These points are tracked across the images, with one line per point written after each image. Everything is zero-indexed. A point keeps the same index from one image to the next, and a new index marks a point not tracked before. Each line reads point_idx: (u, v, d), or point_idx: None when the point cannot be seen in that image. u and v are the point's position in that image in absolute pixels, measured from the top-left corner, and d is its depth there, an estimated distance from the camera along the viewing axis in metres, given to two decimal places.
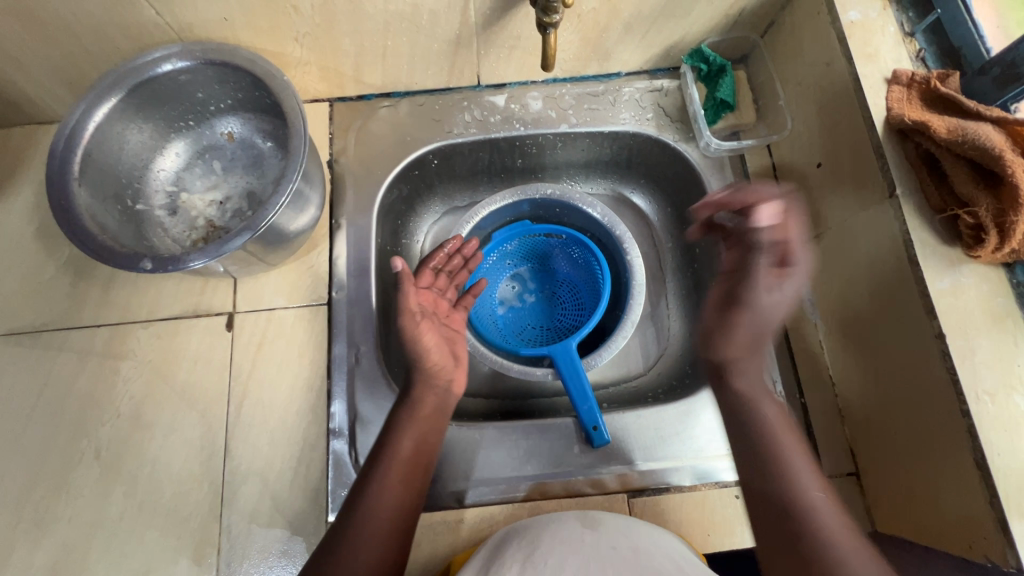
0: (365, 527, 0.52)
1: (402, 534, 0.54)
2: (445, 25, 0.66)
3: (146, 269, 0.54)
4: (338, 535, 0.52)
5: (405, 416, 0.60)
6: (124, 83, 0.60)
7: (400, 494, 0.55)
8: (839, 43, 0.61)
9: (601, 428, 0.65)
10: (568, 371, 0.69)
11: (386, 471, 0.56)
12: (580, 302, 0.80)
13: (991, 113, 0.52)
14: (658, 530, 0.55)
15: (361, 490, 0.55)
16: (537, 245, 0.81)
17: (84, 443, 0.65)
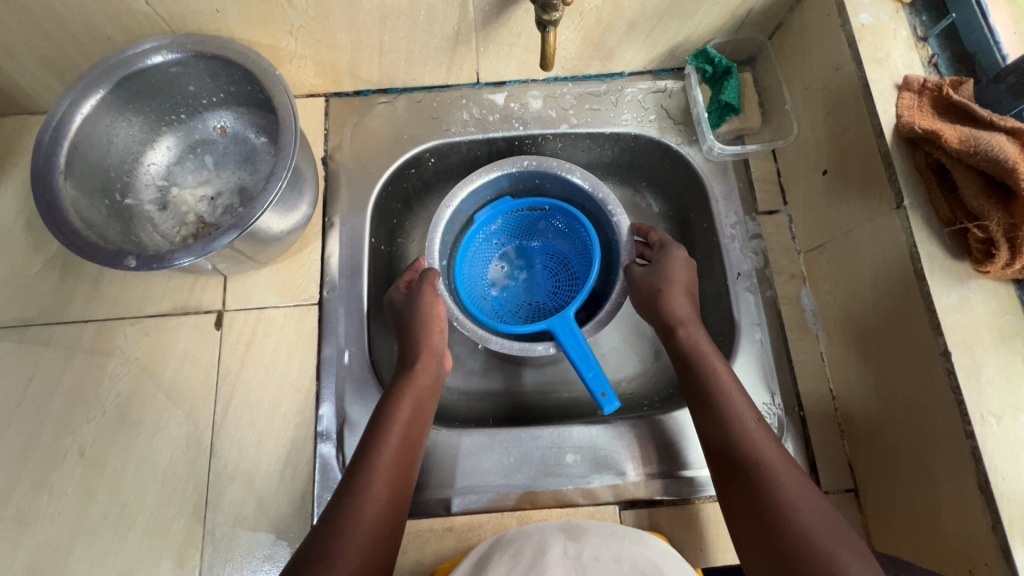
0: (367, 493, 0.51)
1: (400, 501, 0.54)
2: (443, 21, 0.65)
3: (130, 267, 0.53)
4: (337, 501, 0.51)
5: (399, 387, 0.59)
6: (113, 75, 0.59)
7: (399, 460, 0.55)
8: (849, 47, 0.59)
9: (609, 394, 0.65)
10: (568, 342, 0.66)
11: (384, 439, 0.55)
12: (571, 273, 0.78)
13: (1005, 123, 0.50)
14: (647, 536, 0.53)
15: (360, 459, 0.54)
16: (522, 220, 0.79)
17: (69, 441, 0.64)
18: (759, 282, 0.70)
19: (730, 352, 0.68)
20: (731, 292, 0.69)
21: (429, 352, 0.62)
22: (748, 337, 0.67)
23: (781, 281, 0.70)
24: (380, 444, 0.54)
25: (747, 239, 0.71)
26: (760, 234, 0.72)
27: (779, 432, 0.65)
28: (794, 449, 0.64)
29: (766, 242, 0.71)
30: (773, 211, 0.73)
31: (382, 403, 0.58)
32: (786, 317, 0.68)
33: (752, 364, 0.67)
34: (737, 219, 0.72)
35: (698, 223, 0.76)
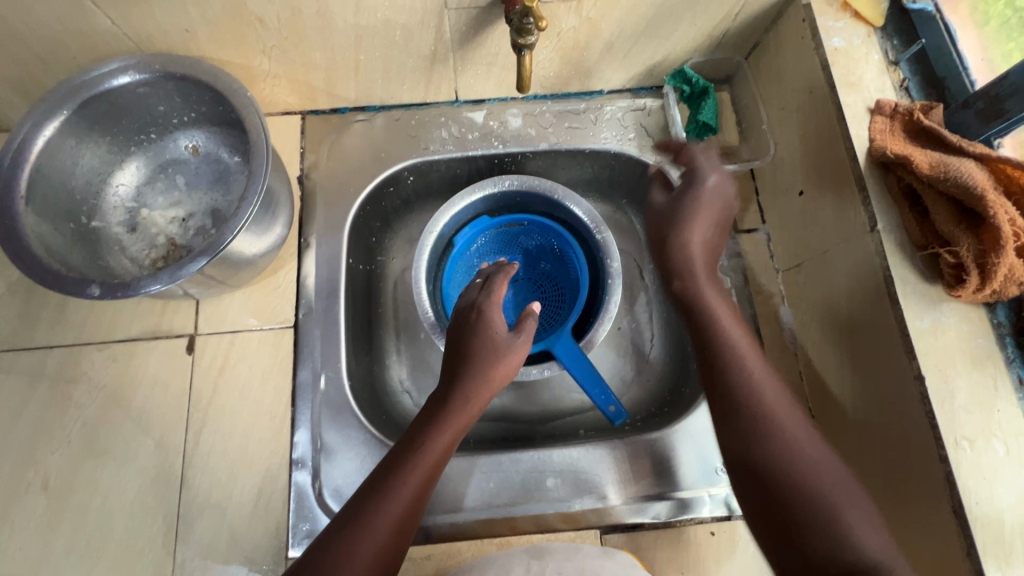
0: (374, 524, 0.50)
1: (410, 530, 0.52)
2: (419, 41, 0.64)
3: (93, 296, 0.51)
4: (344, 523, 0.51)
5: (448, 411, 0.57)
6: (77, 96, 0.57)
7: (419, 496, 0.53)
8: (823, 70, 0.60)
9: (618, 407, 0.68)
10: (570, 362, 0.69)
11: (409, 471, 0.53)
12: (555, 288, 0.78)
13: (974, 149, 0.51)
14: (595, 549, 0.57)
15: (378, 486, 0.52)
16: (503, 238, 0.79)
17: (32, 473, 0.62)
18: (738, 301, 0.70)
19: None
20: None
21: (486, 389, 0.60)
22: None
23: (760, 300, 0.70)
24: (405, 475, 0.53)
25: (726, 258, 0.71)
26: (739, 252, 0.72)
27: None
28: None
29: (744, 260, 0.71)
30: (751, 229, 0.73)
31: (421, 429, 0.56)
32: (766, 336, 0.69)
33: None
34: None
35: None
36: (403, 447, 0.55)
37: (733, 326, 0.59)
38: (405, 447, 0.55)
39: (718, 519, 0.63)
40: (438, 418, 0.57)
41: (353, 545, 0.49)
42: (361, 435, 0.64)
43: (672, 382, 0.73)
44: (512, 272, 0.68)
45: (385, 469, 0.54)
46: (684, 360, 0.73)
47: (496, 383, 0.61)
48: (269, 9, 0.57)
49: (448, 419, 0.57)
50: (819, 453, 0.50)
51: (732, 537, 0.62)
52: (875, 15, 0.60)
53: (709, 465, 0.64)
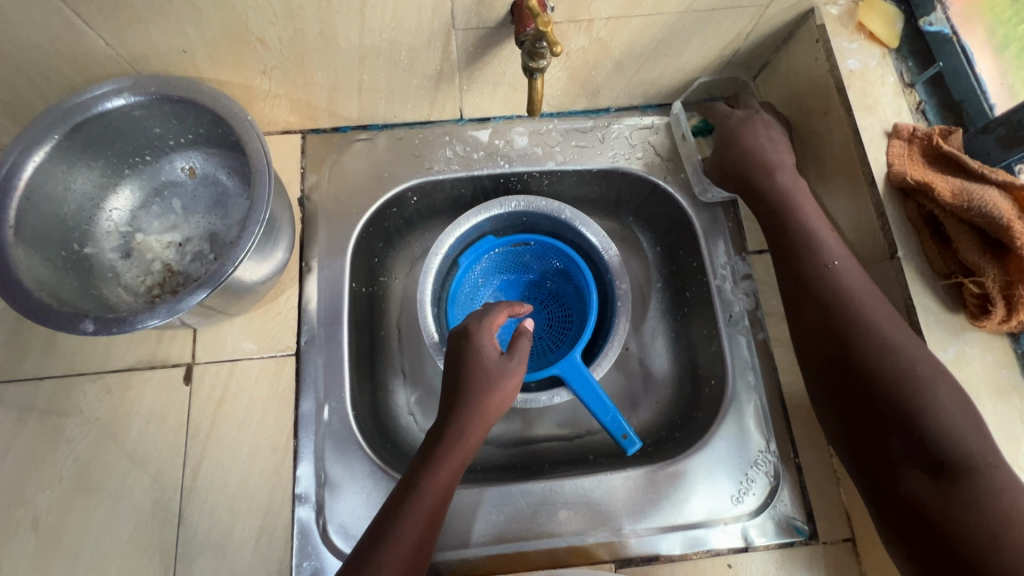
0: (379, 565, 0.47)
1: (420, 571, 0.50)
2: (425, 60, 0.62)
3: (88, 332, 0.49)
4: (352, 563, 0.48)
5: (443, 447, 0.53)
6: (67, 120, 0.55)
7: (424, 538, 0.50)
8: (837, 92, 0.59)
9: (631, 435, 0.66)
10: (580, 386, 0.67)
11: (409, 510, 0.50)
12: (562, 309, 0.76)
13: (996, 176, 0.50)
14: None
15: (383, 525, 0.49)
16: (508, 258, 0.77)
17: (21, 512, 0.59)
18: (751, 324, 0.69)
19: (724, 396, 0.66)
20: (723, 335, 0.68)
21: (484, 421, 0.56)
22: (741, 381, 0.66)
23: (773, 322, 0.69)
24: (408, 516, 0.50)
25: (737, 280, 0.70)
26: (750, 274, 0.71)
27: (775, 481, 0.63)
28: (790, 498, 0.63)
29: (756, 282, 0.70)
30: (763, 250, 0.72)
31: (420, 464, 0.53)
32: (779, 360, 0.67)
33: (746, 410, 0.65)
34: (728, 259, 0.71)
35: (687, 261, 0.75)
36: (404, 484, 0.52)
37: (859, 284, 0.53)
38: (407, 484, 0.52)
39: (735, 550, 0.61)
40: (437, 453, 0.53)
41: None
42: (366, 468, 0.62)
43: (682, 406, 0.72)
44: (520, 310, 0.63)
45: (388, 508, 0.51)
46: (695, 383, 0.72)
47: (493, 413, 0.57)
48: (270, 30, 0.55)
49: (447, 452, 0.53)
50: (965, 430, 0.45)
51: (749, 569, 0.60)
52: (889, 37, 0.60)
53: (723, 494, 0.63)
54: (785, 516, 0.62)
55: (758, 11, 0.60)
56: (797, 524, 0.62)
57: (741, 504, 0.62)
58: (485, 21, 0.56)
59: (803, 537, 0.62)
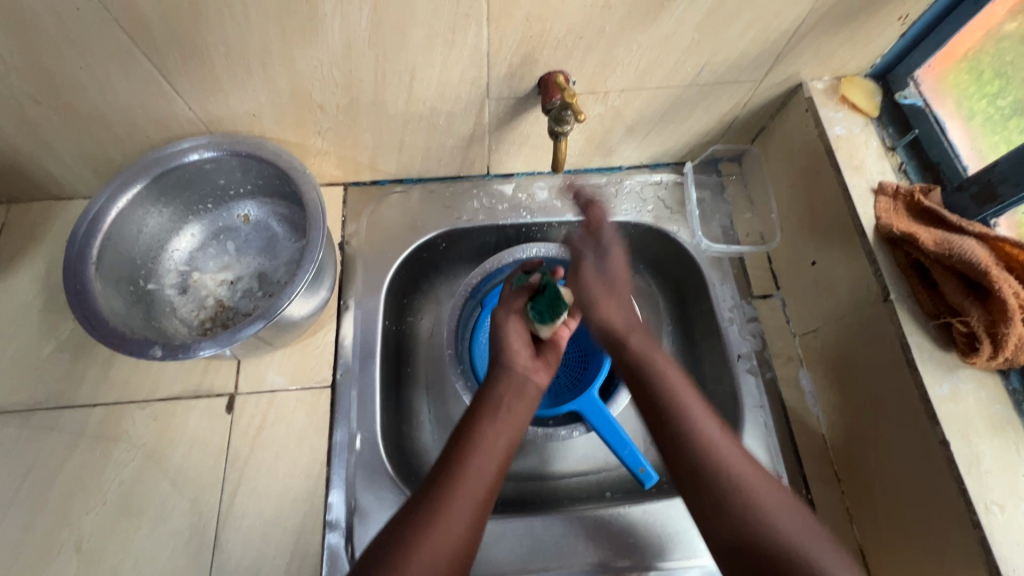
0: (418, 548, 0.49)
1: (465, 556, 0.51)
2: (460, 124, 0.70)
3: (156, 357, 0.54)
4: (388, 541, 0.50)
5: (468, 443, 0.56)
6: (150, 171, 0.64)
7: (468, 524, 0.51)
8: (827, 154, 0.66)
9: (647, 469, 0.68)
10: (598, 422, 0.70)
11: (451, 496, 0.52)
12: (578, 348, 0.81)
13: (973, 229, 0.55)
14: None
15: (421, 513, 0.51)
16: None
17: (65, 533, 0.62)
18: (758, 363, 0.73)
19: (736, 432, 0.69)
20: (733, 373, 0.72)
21: (515, 414, 0.60)
22: (752, 418, 0.69)
23: (780, 363, 0.73)
24: (448, 509, 0.51)
25: (745, 322, 0.75)
26: (756, 317, 0.75)
27: None
28: None
29: (762, 325, 0.75)
30: (767, 295, 0.77)
31: (452, 463, 0.55)
32: (787, 399, 0.71)
33: (757, 445, 0.68)
34: (735, 303, 0.76)
35: (697, 304, 0.80)
36: (439, 475, 0.54)
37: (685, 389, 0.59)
38: (442, 475, 0.54)
39: None
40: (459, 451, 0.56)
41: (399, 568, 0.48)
42: (395, 496, 0.65)
43: None
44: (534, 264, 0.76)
45: (423, 497, 0.53)
46: None
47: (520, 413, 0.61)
48: (330, 98, 0.64)
49: (476, 439, 0.57)
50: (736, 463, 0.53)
51: None
52: (869, 108, 0.68)
53: None
54: None
55: (753, 85, 0.69)
56: None
57: None
58: (516, 91, 0.65)
59: None
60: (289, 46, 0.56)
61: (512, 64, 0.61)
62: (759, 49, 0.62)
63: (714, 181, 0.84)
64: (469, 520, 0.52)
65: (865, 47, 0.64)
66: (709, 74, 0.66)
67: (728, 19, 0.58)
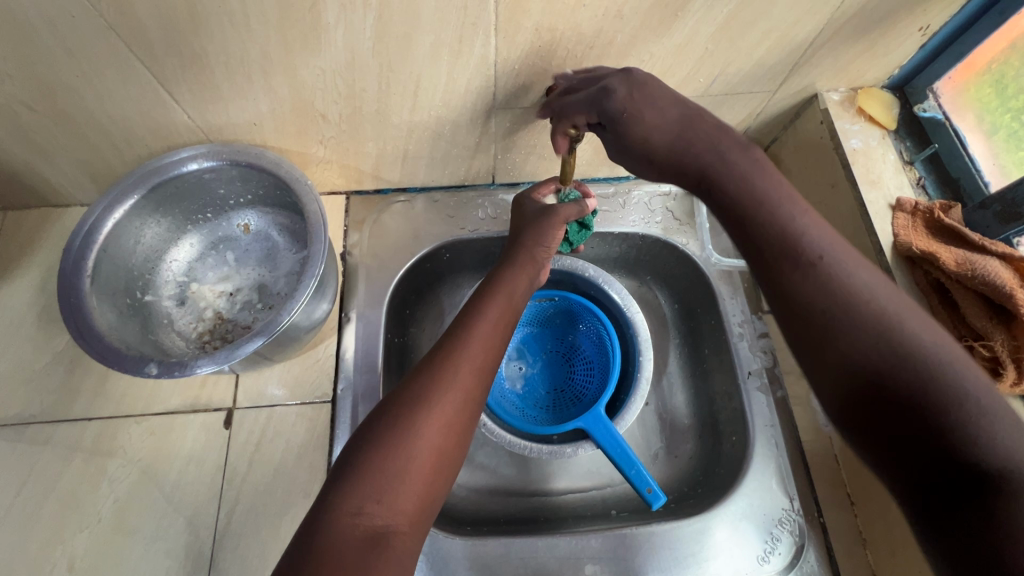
0: (432, 411, 0.48)
1: (472, 422, 0.50)
2: (466, 134, 0.69)
3: (151, 374, 0.53)
4: (400, 405, 0.48)
5: (476, 313, 0.57)
6: (148, 181, 0.62)
7: (476, 393, 0.51)
8: (843, 168, 0.64)
9: (655, 489, 0.66)
10: (604, 440, 0.69)
11: (462, 365, 0.51)
12: (584, 361, 0.79)
13: (996, 248, 0.54)
14: None
15: (437, 376, 0.50)
16: (533, 313, 0.80)
17: (59, 552, 0.60)
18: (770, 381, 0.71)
19: (745, 452, 0.68)
20: (744, 392, 0.70)
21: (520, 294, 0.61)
22: (762, 438, 0.68)
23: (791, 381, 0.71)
24: (455, 374, 0.51)
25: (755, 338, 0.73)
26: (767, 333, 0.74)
27: (800, 541, 0.64)
28: (817, 559, 0.63)
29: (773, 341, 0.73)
30: None
31: (458, 332, 0.55)
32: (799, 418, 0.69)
33: (767, 467, 0.66)
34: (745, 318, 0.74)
35: (706, 318, 0.78)
36: (448, 347, 0.53)
37: (895, 302, 0.43)
38: (451, 346, 0.53)
39: None
40: (464, 324, 0.55)
41: (412, 427, 0.46)
42: None
43: (704, 463, 0.73)
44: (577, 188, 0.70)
45: (433, 366, 0.51)
46: (716, 439, 0.73)
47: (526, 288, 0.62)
48: (332, 107, 0.62)
49: (482, 314, 0.57)
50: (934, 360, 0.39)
51: None
52: (887, 120, 0.66)
53: (750, 554, 0.63)
54: None
55: (767, 95, 0.67)
56: None
57: (768, 564, 0.63)
58: (523, 101, 0.63)
59: None
60: (291, 55, 0.54)
61: (520, 74, 0.59)
62: (774, 60, 0.61)
63: None
64: (476, 390, 0.51)
65: (883, 58, 0.62)
66: (722, 84, 0.64)
67: (745, 29, 0.56)
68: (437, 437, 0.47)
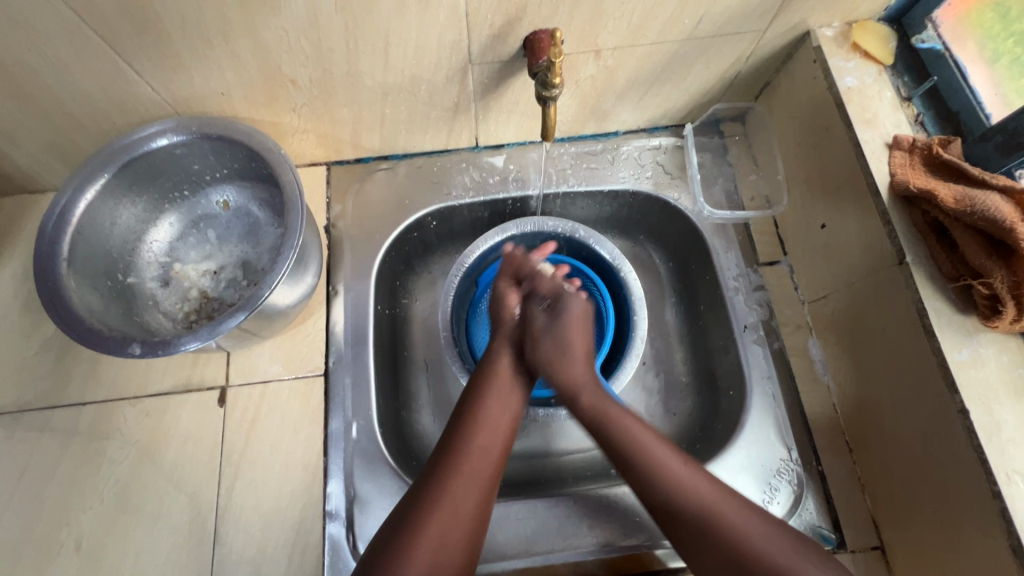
0: (415, 558, 0.48)
1: (467, 559, 0.51)
2: (444, 94, 0.66)
3: (135, 354, 0.52)
4: (380, 569, 0.48)
5: (465, 416, 0.57)
6: (117, 159, 0.60)
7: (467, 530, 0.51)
8: (837, 108, 0.62)
9: None
10: None
11: (454, 481, 0.52)
12: None
13: (997, 181, 0.51)
14: None
15: (432, 489, 0.52)
16: None
17: (66, 533, 0.61)
18: (766, 333, 0.70)
19: (742, 406, 0.67)
20: (739, 345, 0.69)
21: (510, 380, 0.61)
22: (759, 390, 0.67)
23: (788, 332, 0.70)
24: (449, 492, 0.52)
25: (750, 291, 0.72)
26: (763, 285, 0.72)
27: (800, 489, 0.63)
28: (816, 506, 0.63)
29: (769, 293, 0.72)
30: (774, 261, 0.73)
31: (451, 441, 0.56)
32: (796, 369, 0.68)
33: (766, 419, 0.66)
34: (739, 271, 0.73)
35: (700, 274, 0.76)
36: (434, 476, 0.53)
37: (692, 478, 0.52)
38: (444, 463, 0.54)
39: None
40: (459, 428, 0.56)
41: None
42: (394, 484, 0.63)
43: (703, 419, 0.72)
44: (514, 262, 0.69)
45: (429, 481, 0.53)
46: (714, 395, 0.73)
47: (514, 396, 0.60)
48: (301, 71, 0.60)
49: (469, 429, 0.56)
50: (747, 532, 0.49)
51: None
52: (883, 55, 0.62)
53: None
54: (811, 524, 0.62)
55: (757, 35, 0.63)
56: (824, 532, 0.61)
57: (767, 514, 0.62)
58: (499, 55, 0.60)
59: (831, 545, 0.61)
60: (250, 16, 0.52)
61: (494, 26, 0.56)
62: None
63: (715, 144, 0.80)
64: (466, 533, 0.51)
65: None
66: (707, 26, 0.61)
67: None
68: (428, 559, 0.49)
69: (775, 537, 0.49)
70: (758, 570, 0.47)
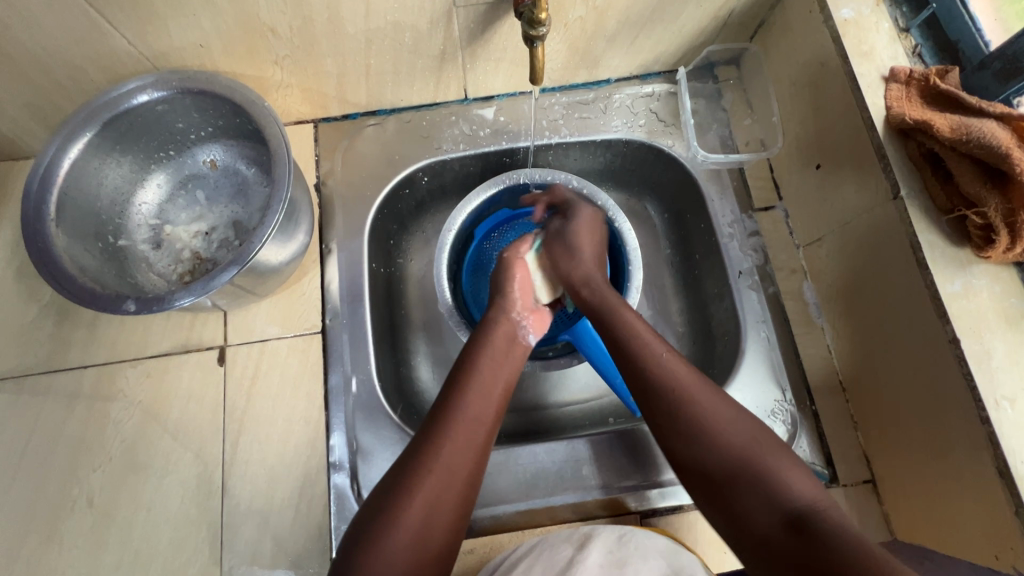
0: (410, 512, 0.47)
1: (470, 495, 0.51)
2: (429, 41, 0.64)
3: (130, 311, 0.52)
4: (388, 495, 0.49)
5: (462, 379, 0.56)
6: (99, 117, 0.59)
7: (471, 465, 0.51)
8: (833, 42, 0.60)
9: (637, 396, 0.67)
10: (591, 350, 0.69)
11: (447, 443, 0.51)
12: None
13: (993, 109, 0.50)
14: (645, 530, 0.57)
15: (428, 449, 0.50)
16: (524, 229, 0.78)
17: (77, 491, 0.63)
18: (761, 278, 0.70)
19: (738, 350, 0.68)
20: (734, 291, 0.69)
21: (507, 359, 0.59)
22: (754, 334, 0.67)
23: (783, 277, 0.70)
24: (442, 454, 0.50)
25: (745, 237, 0.72)
26: (758, 231, 0.72)
27: (793, 428, 0.64)
28: (809, 444, 0.64)
29: (764, 239, 0.72)
30: (769, 207, 0.73)
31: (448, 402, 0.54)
32: (791, 312, 0.69)
33: (760, 362, 0.66)
34: (734, 218, 0.72)
35: (695, 223, 0.76)
36: (431, 434, 0.52)
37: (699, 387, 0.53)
38: (437, 425, 0.52)
39: None
40: (456, 388, 0.55)
41: (395, 524, 0.47)
42: (396, 436, 0.64)
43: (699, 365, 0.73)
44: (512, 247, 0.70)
45: (422, 440, 0.52)
46: (709, 342, 0.73)
47: (513, 362, 0.60)
48: (280, 19, 0.58)
49: (468, 392, 0.55)
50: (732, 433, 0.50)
51: None
52: None
53: None
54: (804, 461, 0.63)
55: None
56: (816, 469, 0.63)
57: None
58: None
59: (823, 480, 0.63)
60: None
61: None
62: None
63: (710, 89, 0.78)
64: (471, 464, 0.51)
65: None
66: None
67: None
68: (421, 518, 0.48)
69: (762, 434, 0.50)
70: (742, 466, 0.48)
